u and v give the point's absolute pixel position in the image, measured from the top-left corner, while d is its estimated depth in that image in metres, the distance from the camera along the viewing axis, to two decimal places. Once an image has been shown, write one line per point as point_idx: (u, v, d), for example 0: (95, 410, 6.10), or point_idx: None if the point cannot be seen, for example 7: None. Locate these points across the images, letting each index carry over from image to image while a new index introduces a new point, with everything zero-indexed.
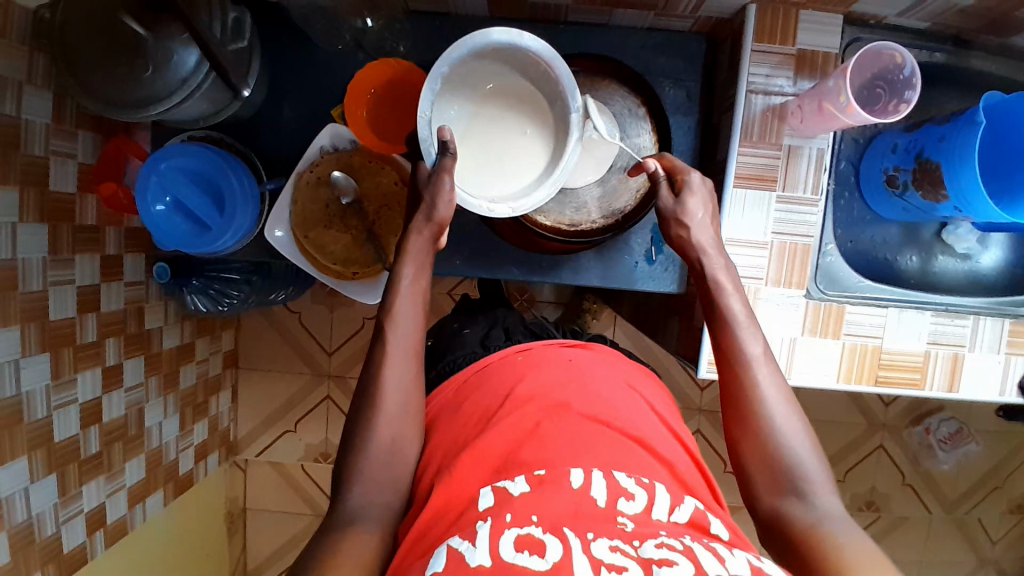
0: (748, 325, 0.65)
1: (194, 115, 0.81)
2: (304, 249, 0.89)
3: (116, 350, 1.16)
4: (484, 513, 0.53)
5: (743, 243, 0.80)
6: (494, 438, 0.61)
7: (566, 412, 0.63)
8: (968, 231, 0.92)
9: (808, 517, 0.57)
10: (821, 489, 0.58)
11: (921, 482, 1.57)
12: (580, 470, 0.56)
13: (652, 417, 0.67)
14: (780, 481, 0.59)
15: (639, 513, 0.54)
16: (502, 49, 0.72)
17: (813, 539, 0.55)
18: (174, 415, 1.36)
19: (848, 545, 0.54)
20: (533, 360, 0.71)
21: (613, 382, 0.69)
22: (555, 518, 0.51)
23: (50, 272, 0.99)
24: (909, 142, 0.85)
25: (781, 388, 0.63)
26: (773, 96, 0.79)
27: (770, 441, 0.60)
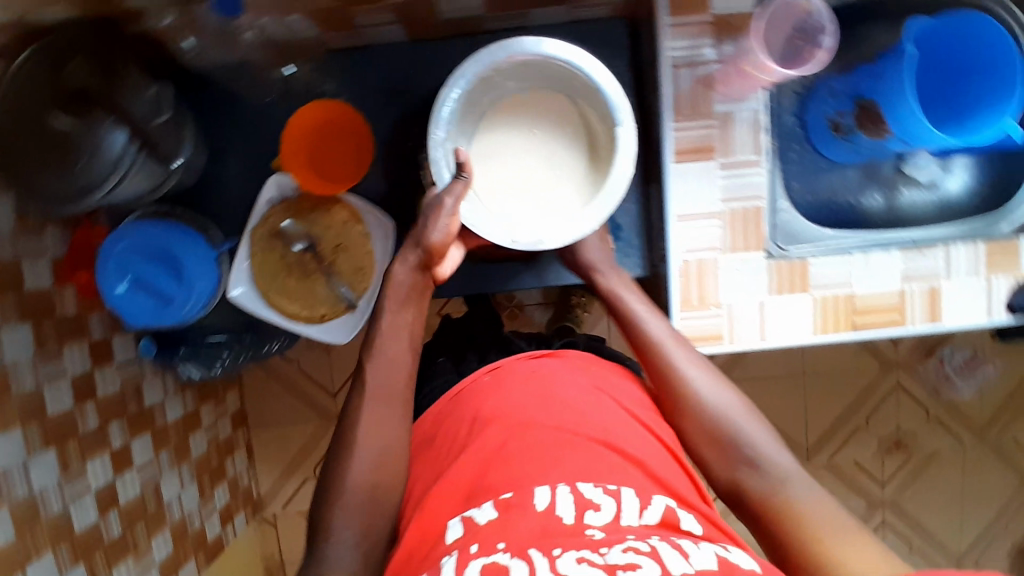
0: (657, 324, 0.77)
1: (134, 194, 0.81)
2: (268, 300, 0.89)
3: (120, 431, 1.19)
4: (452, 546, 0.55)
5: (693, 216, 0.80)
6: (462, 468, 0.62)
7: (532, 429, 0.62)
8: (927, 160, 0.92)
9: (767, 484, 0.64)
10: (769, 453, 0.66)
11: (947, 414, 1.54)
12: (546, 488, 0.56)
13: (625, 419, 0.67)
14: (731, 455, 0.68)
15: (608, 522, 0.54)
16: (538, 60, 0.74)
17: (776, 506, 0.62)
18: (192, 485, 1.37)
19: (806, 503, 0.61)
20: (501, 379, 0.71)
21: (579, 387, 0.69)
22: (521, 541, 0.52)
23: (41, 368, 1.03)
24: (845, 86, 0.85)
25: (706, 370, 0.73)
26: (699, 66, 0.78)
27: (710, 420, 0.69)
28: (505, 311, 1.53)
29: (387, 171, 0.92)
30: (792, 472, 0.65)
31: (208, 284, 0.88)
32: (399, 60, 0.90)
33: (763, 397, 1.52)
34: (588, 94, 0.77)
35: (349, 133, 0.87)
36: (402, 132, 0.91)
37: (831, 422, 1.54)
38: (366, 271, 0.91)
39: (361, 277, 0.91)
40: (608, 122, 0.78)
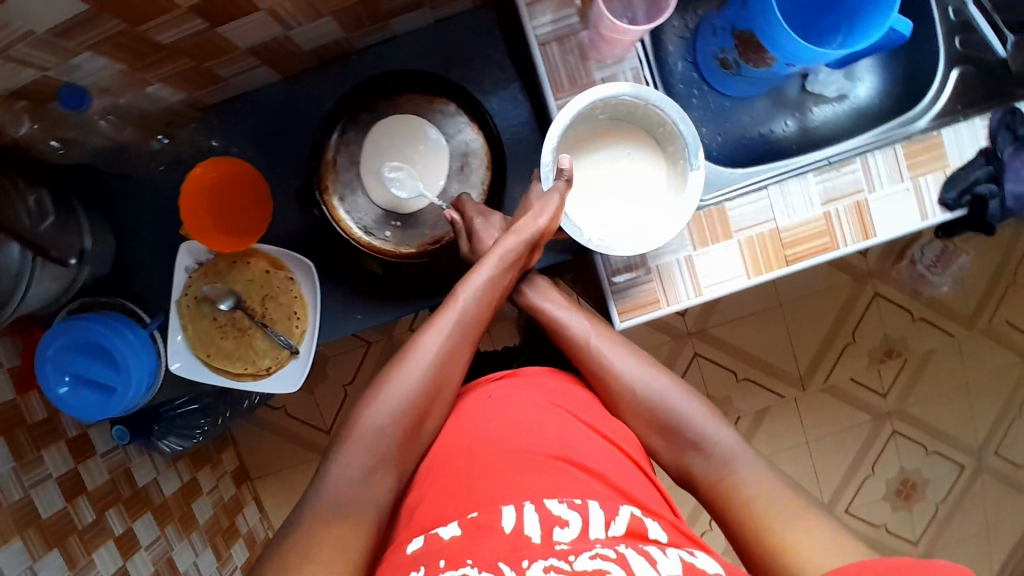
0: (589, 326, 0.78)
1: (42, 300, 0.80)
2: (212, 366, 0.90)
3: (120, 518, 1.21)
4: (418, 563, 0.54)
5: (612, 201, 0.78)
6: (424, 503, 0.61)
7: (493, 451, 0.62)
8: (829, 73, 0.89)
9: (714, 465, 0.69)
10: (712, 433, 0.71)
11: (931, 312, 1.52)
12: (511, 507, 0.56)
13: (580, 428, 0.67)
14: (676, 442, 0.72)
15: (576, 538, 0.54)
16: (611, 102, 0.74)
17: (723, 488, 0.67)
18: (206, 550, 1.39)
19: (750, 480, 0.67)
20: (458, 411, 0.71)
21: (532, 404, 0.68)
22: (490, 556, 0.52)
23: (25, 477, 1.05)
24: (722, 20, 0.82)
25: (642, 364, 0.76)
26: (565, 35, 0.76)
27: (652, 412, 0.73)
28: None
29: (297, 211, 0.91)
30: (733, 450, 0.69)
31: (149, 366, 0.87)
32: (280, 99, 0.89)
33: (745, 337, 1.52)
34: (658, 128, 0.76)
35: (247, 185, 0.86)
36: (301, 169, 0.90)
37: (818, 346, 1.53)
38: (299, 315, 0.90)
39: (296, 322, 0.90)
40: (673, 151, 0.76)
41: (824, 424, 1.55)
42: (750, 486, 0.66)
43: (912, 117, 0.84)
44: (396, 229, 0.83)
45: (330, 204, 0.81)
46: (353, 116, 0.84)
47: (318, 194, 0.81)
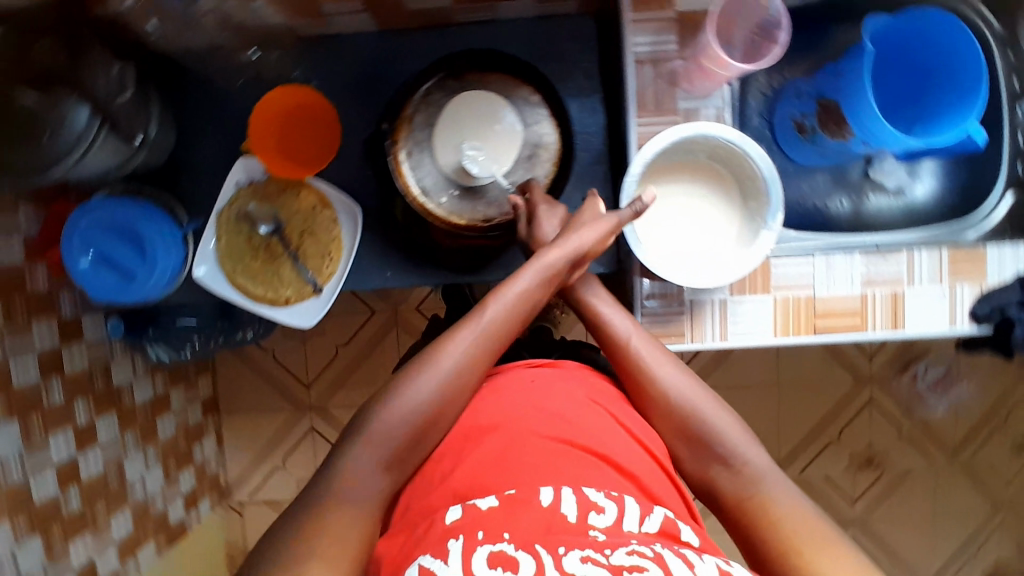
0: (630, 327, 0.77)
1: (100, 170, 0.82)
2: (234, 282, 0.89)
3: (86, 410, 1.19)
4: (453, 530, 0.54)
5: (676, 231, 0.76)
6: (456, 472, 0.61)
7: (531, 435, 0.62)
8: (893, 165, 0.93)
9: (741, 482, 0.68)
10: (743, 450, 0.70)
11: (919, 432, 1.53)
12: (549, 487, 0.57)
13: (619, 428, 0.67)
14: (702, 453, 0.71)
15: (610, 526, 0.55)
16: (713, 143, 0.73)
17: (748, 505, 0.66)
18: (156, 467, 1.37)
19: (778, 501, 0.66)
20: (497, 386, 0.70)
21: (573, 397, 0.68)
22: (526, 535, 0.52)
23: (10, 342, 1.04)
24: (811, 87, 0.85)
25: (680, 371, 0.74)
26: (663, 59, 0.78)
27: (682, 421, 0.72)
28: None
29: (357, 157, 0.92)
30: (762, 469, 0.68)
31: (175, 264, 0.88)
32: (371, 49, 0.90)
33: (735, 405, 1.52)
34: (747, 182, 0.75)
35: (317, 118, 0.87)
36: (372, 120, 0.91)
37: (803, 435, 1.53)
38: (332, 256, 0.90)
39: (327, 262, 0.90)
40: (753, 208, 0.75)
41: None
42: (777, 506, 0.65)
43: (964, 227, 0.88)
44: (453, 197, 0.83)
45: (396, 156, 0.82)
46: (436, 79, 0.84)
47: (389, 142, 0.82)
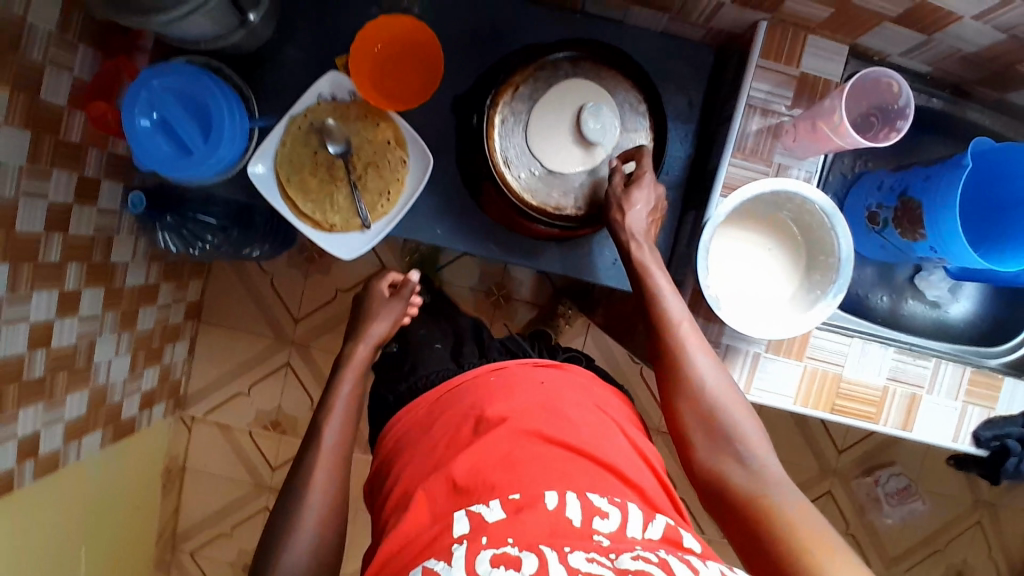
0: (681, 307, 0.75)
1: (196, 35, 0.79)
2: (285, 191, 0.87)
3: (77, 277, 1.13)
4: (460, 536, 0.55)
5: (739, 274, 0.77)
6: (462, 460, 0.62)
7: (535, 433, 0.64)
8: (942, 278, 0.93)
9: (752, 484, 0.64)
10: (761, 456, 0.65)
11: (865, 535, 1.56)
12: (554, 491, 0.57)
13: (621, 439, 0.69)
14: (718, 445, 0.67)
15: (614, 531, 0.56)
16: (804, 206, 0.74)
17: (759, 506, 0.61)
18: (126, 355, 1.33)
19: (789, 509, 0.60)
20: (511, 384, 0.71)
21: (581, 405, 0.70)
22: (531, 537, 0.53)
23: (25, 182, 0.97)
24: (895, 181, 0.85)
25: (717, 365, 0.71)
26: (771, 114, 0.80)
27: (707, 411, 0.68)
28: (490, 297, 1.53)
29: (443, 110, 0.91)
30: (779, 476, 0.64)
31: (230, 155, 0.84)
32: (490, 9, 0.89)
33: None
34: (820, 254, 0.76)
35: (421, 60, 0.86)
36: (469, 78, 0.90)
37: None
38: (390, 197, 0.89)
39: (384, 201, 0.89)
40: (816, 279, 0.76)
41: None
42: (790, 512, 0.60)
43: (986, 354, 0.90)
44: (532, 174, 0.82)
45: (491, 118, 0.81)
46: (550, 59, 0.82)
47: (489, 99, 0.81)
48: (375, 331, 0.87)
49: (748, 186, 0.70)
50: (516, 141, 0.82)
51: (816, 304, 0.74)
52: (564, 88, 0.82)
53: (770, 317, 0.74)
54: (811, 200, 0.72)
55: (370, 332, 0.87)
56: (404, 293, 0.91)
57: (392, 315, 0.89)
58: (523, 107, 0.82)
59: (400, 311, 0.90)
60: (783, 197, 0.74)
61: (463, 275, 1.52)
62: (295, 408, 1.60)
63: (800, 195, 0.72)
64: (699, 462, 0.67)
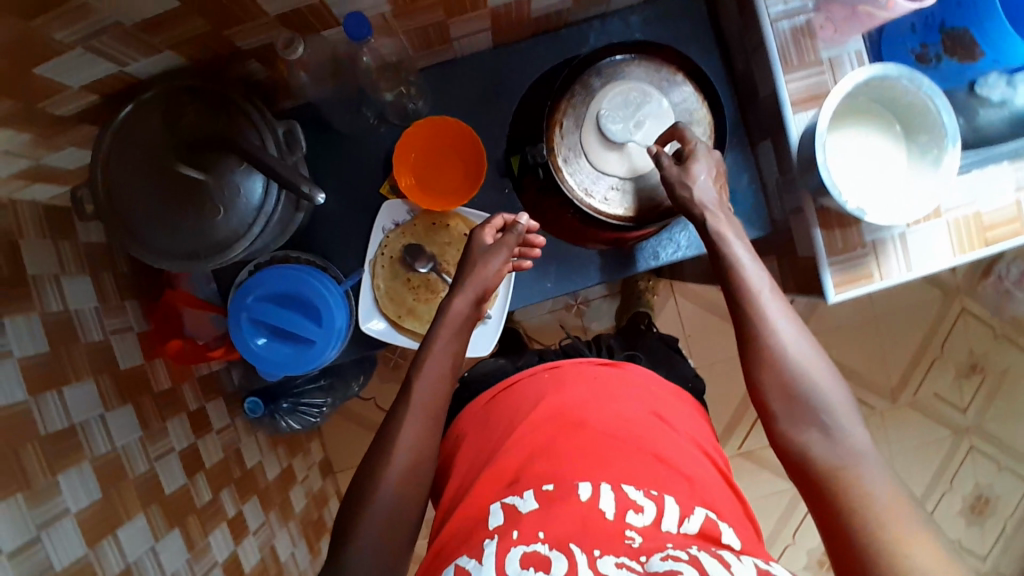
0: (757, 274, 0.73)
1: (268, 242, 0.78)
2: (403, 328, 0.88)
3: (232, 499, 1.15)
4: (494, 530, 0.62)
5: (852, 172, 0.78)
6: (508, 459, 0.71)
7: (584, 431, 0.71)
8: (996, 77, 0.88)
9: (831, 452, 0.63)
10: (847, 425, 0.64)
11: (1012, 329, 1.58)
12: (588, 486, 0.64)
13: (676, 432, 0.75)
14: (800, 416, 0.66)
15: (648, 525, 0.61)
16: (883, 83, 0.75)
17: (837, 479, 0.61)
18: (301, 541, 1.34)
19: (874, 484, 0.59)
20: (560, 380, 0.79)
21: (637, 407, 0.76)
22: (561, 535, 0.59)
23: (150, 448, 0.98)
24: (925, 18, 0.87)
25: (803, 331, 0.70)
26: (796, 15, 0.79)
27: (789, 381, 0.67)
28: (573, 309, 1.54)
29: (492, 177, 0.91)
30: (867, 449, 0.62)
31: (344, 322, 0.84)
32: (487, 68, 0.89)
33: (836, 346, 1.55)
34: (916, 118, 0.76)
35: (458, 147, 0.86)
36: (500, 137, 0.91)
37: (908, 359, 1.56)
38: None
39: None
40: (926, 142, 0.77)
41: (908, 438, 1.58)
42: (869, 486, 0.59)
43: None
44: (615, 190, 0.83)
45: (555, 161, 0.81)
46: (579, 80, 0.83)
47: (545, 147, 0.81)
48: (481, 280, 0.80)
49: (836, 92, 0.71)
50: (589, 166, 0.82)
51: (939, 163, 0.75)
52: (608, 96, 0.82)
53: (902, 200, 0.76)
54: (891, 75, 0.73)
55: (479, 279, 0.80)
56: (511, 237, 0.81)
57: (501, 259, 0.81)
58: (576, 133, 0.82)
59: (507, 258, 0.82)
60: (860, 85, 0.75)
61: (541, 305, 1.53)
62: None
63: (878, 76, 0.73)
64: (777, 431, 0.67)
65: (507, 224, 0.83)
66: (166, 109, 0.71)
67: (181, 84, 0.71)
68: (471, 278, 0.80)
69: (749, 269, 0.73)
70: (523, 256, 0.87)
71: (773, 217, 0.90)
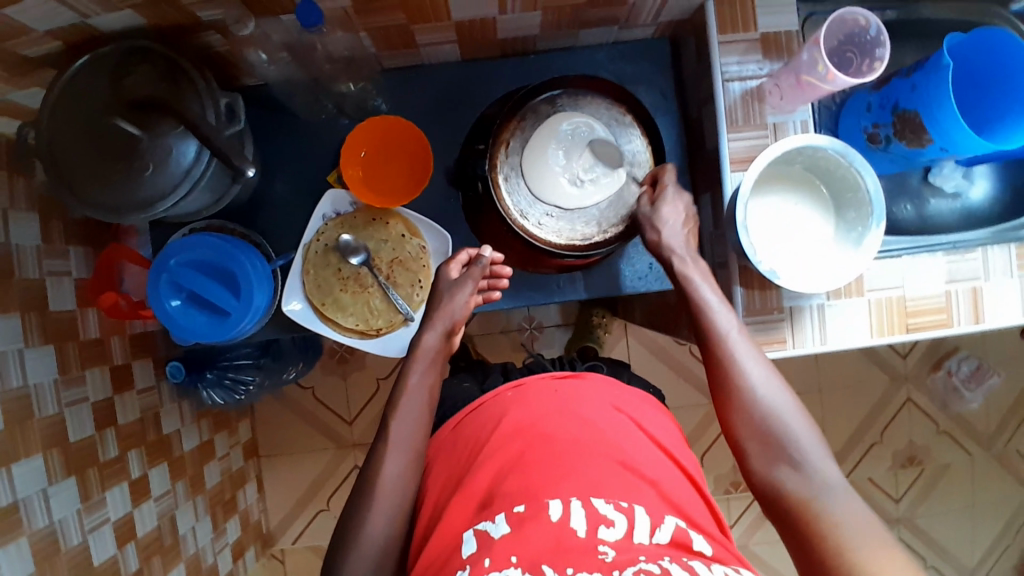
0: (728, 317, 0.76)
1: (197, 206, 0.80)
2: (324, 316, 0.89)
3: (139, 461, 1.14)
4: (468, 559, 0.64)
5: (780, 238, 0.80)
6: (480, 481, 0.71)
7: (550, 444, 0.72)
8: (953, 168, 0.91)
9: (804, 487, 0.66)
10: (817, 459, 0.68)
11: (956, 426, 1.58)
12: (558, 501, 0.65)
13: (645, 440, 0.76)
14: (776, 457, 0.69)
15: (620, 539, 0.63)
16: (817, 154, 0.77)
17: (809, 512, 0.64)
18: (205, 517, 1.33)
19: (842, 517, 0.62)
20: (525, 394, 0.80)
21: (600, 406, 0.78)
22: (534, 556, 0.61)
23: (64, 392, 0.98)
24: (880, 99, 0.87)
25: (770, 372, 0.73)
26: (748, 79, 0.83)
27: (764, 420, 0.70)
28: (524, 333, 1.54)
29: (440, 185, 0.93)
30: (836, 480, 0.66)
31: (263, 301, 0.85)
32: (452, 80, 0.92)
33: None
34: (848, 193, 0.78)
35: (408, 149, 0.87)
36: (454, 148, 0.93)
37: (846, 438, 1.56)
38: (422, 283, 0.91)
39: (418, 290, 0.91)
40: (853, 218, 0.78)
41: None
42: (840, 516, 0.63)
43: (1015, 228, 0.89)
44: (550, 217, 0.84)
45: (495, 179, 0.83)
46: (531, 104, 0.84)
47: (488, 163, 0.83)
48: (449, 314, 0.83)
49: (767, 152, 0.73)
50: (526, 189, 0.84)
51: (859, 241, 0.77)
52: (558, 124, 0.83)
53: (822, 270, 0.77)
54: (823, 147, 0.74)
55: (446, 312, 0.83)
56: (476, 269, 0.84)
57: (467, 292, 0.84)
58: (518, 156, 0.84)
59: (473, 290, 0.84)
60: (793, 153, 0.77)
61: (492, 323, 1.53)
62: None
63: (810, 146, 0.75)
64: (753, 472, 0.70)
65: (472, 258, 0.86)
66: (116, 68, 0.73)
67: (134, 43, 0.73)
68: (439, 313, 0.83)
69: (714, 303, 0.76)
70: (490, 287, 0.88)
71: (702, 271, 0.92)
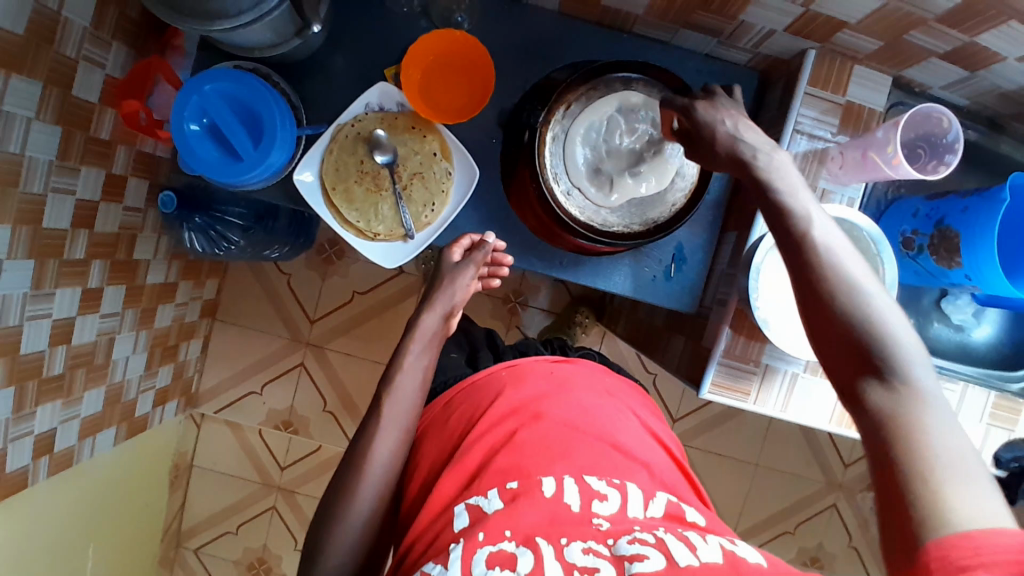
0: (820, 220, 0.63)
1: (255, 41, 0.80)
2: (330, 200, 0.88)
3: (100, 274, 1.10)
4: (460, 533, 0.63)
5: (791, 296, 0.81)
6: (470, 455, 0.71)
7: (542, 423, 0.73)
8: (967, 303, 0.91)
9: (887, 399, 0.55)
10: (910, 370, 0.55)
11: (866, 547, 1.60)
12: (551, 479, 0.66)
13: (632, 424, 0.79)
14: (859, 360, 0.57)
15: (614, 511, 0.63)
16: (854, 232, 0.78)
17: (894, 429, 0.53)
18: (142, 352, 1.32)
19: (932, 436, 0.52)
20: (519, 374, 0.81)
21: (593, 397, 0.79)
22: (527, 529, 0.60)
23: (54, 176, 0.93)
24: (930, 209, 0.86)
25: (869, 269, 0.60)
26: (817, 140, 0.83)
27: (853, 320, 0.58)
28: (508, 304, 1.52)
29: (490, 123, 0.92)
30: (932, 393, 0.54)
31: (279, 160, 0.84)
32: (541, 28, 0.90)
33: (708, 473, 1.56)
34: None
35: (471, 73, 0.86)
36: (516, 94, 0.92)
37: (761, 519, 1.58)
38: (435, 207, 0.90)
39: (428, 212, 0.90)
40: None
41: None
42: (932, 439, 0.52)
43: (995, 384, 0.90)
44: (580, 190, 0.84)
45: (543, 134, 0.82)
46: (606, 77, 0.83)
47: (543, 115, 0.82)
48: (449, 299, 0.85)
49: None
50: (570, 159, 0.83)
51: None
52: (596, 108, 0.82)
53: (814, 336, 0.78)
54: (860, 228, 0.76)
55: (448, 295, 0.85)
56: (479, 254, 0.86)
57: (469, 276, 0.86)
58: (556, 129, 0.83)
59: (474, 275, 0.86)
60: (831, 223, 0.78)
61: None
62: (307, 405, 1.64)
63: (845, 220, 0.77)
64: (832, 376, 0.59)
65: (475, 244, 0.87)
66: None
67: None
68: (440, 295, 0.85)
69: (802, 209, 0.64)
70: (491, 274, 0.91)
71: (703, 301, 0.93)
